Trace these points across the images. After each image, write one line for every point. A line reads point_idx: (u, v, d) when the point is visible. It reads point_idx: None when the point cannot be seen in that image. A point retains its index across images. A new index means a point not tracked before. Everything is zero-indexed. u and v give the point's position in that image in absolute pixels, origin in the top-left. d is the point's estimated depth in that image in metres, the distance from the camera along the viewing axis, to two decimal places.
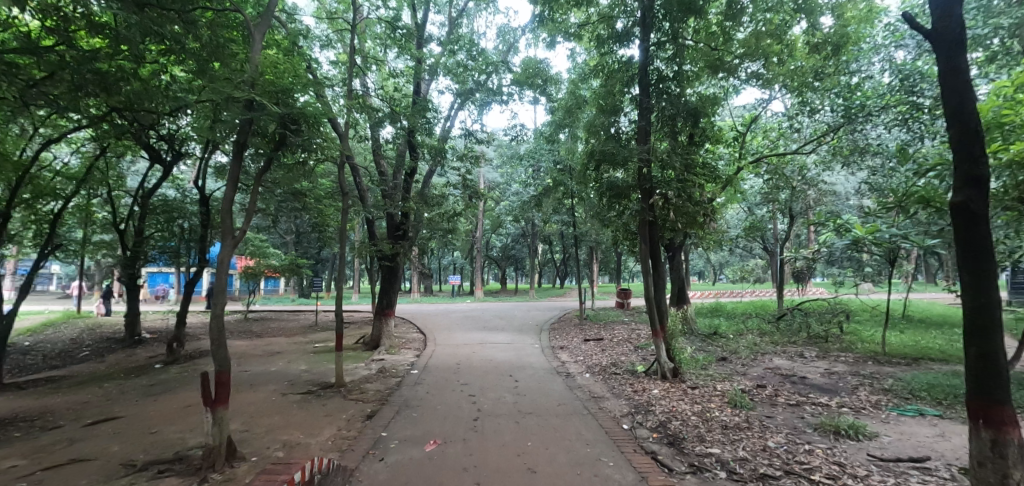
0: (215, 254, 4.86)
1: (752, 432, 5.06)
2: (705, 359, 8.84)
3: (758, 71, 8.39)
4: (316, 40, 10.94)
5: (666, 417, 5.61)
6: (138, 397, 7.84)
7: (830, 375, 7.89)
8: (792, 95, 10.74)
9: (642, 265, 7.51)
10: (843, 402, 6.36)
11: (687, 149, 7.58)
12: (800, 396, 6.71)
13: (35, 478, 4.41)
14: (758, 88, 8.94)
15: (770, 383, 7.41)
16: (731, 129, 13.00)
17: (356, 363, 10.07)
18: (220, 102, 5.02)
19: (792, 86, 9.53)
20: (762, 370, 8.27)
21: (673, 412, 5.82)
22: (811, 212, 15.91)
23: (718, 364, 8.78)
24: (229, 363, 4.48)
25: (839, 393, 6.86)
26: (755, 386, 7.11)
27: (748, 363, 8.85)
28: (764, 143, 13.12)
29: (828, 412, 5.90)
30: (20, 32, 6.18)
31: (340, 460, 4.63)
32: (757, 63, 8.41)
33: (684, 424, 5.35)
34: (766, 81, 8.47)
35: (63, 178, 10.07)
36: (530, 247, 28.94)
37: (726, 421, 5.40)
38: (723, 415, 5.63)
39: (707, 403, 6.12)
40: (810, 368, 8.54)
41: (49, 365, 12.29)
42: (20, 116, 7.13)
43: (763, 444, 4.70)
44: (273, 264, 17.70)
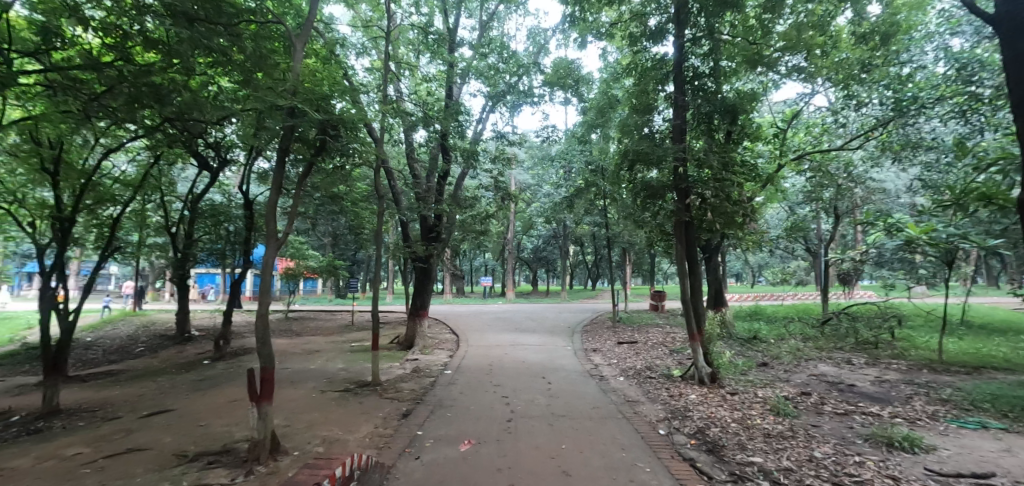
0: (260, 256, 5.07)
1: (797, 442, 4.91)
2: (745, 364, 8.62)
3: (799, 65, 8.12)
4: (352, 48, 11.20)
5: (705, 424, 5.50)
6: (188, 391, 8.24)
7: (882, 384, 7.57)
8: (836, 89, 10.33)
9: (678, 267, 7.41)
10: (896, 412, 6.08)
11: (726, 147, 7.38)
12: (849, 404, 6.45)
13: (96, 465, 4.70)
14: (801, 81, 8.67)
15: (816, 390, 7.18)
16: (771, 126, 12.61)
17: (391, 362, 10.27)
18: (266, 112, 5.26)
19: (837, 80, 9.18)
20: (806, 377, 8.01)
21: (712, 418, 5.70)
22: (859, 210, 15.24)
23: (759, 369, 8.54)
24: (273, 360, 4.64)
25: (892, 403, 6.56)
26: (799, 394, 6.89)
27: (792, 369, 8.58)
28: (806, 140, 12.74)
29: (879, 423, 5.66)
30: (84, 50, 6.67)
31: (378, 457, 4.74)
32: (798, 56, 8.15)
33: (724, 431, 5.24)
34: (808, 75, 8.19)
35: (121, 185, 10.68)
36: (562, 248, 28.81)
37: (768, 429, 5.26)
38: (765, 422, 5.48)
39: (747, 410, 5.98)
40: (859, 376, 8.18)
41: (108, 359, 13.06)
42: (82, 129, 7.65)
43: (809, 455, 4.56)
44: (312, 265, 18.22)
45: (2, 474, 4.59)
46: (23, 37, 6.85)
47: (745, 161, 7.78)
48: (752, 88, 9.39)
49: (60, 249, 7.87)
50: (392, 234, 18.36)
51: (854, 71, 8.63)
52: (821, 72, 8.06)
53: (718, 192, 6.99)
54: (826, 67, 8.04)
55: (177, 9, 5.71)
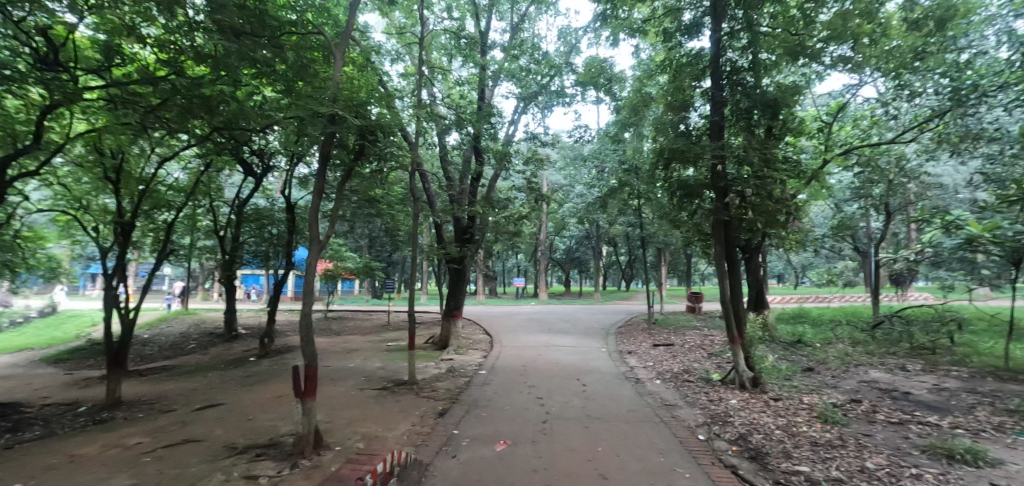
0: (304, 258, 5.27)
1: (847, 451, 4.76)
2: (790, 369, 8.37)
3: (845, 55, 7.80)
4: (387, 54, 11.52)
5: (747, 430, 5.39)
6: (235, 386, 8.63)
7: (940, 392, 7.22)
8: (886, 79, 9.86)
9: (717, 268, 7.29)
10: (957, 423, 5.80)
11: (767, 142, 7.16)
12: (903, 413, 6.18)
13: (155, 454, 5.01)
14: (847, 71, 8.36)
15: (867, 397, 6.91)
16: (814, 119, 12.23)
17: (427, 362, 10.46)
18: (308, 119, 5.47)
19: (888, 69, 8.78)
20: (856, 384, 7.72)
21: (755, 424, 5.57)
22: (913, 207, 14.56)
23: (805, 375, 8.29)
24: (316, 358, 4.82)
25: (952, 413, 6.26)
26: (849, 401, 6.65)
27: (840, 375, 8.28)
28: (855, 133, 12.38)
29: (937, 434, 5.41)
30: (141, 66, 7.14)
31: (417, 454, 4.87)
32: (844, 46, 7.83)
33: (768, 438, 5.13)
34: (855, 65, 7.88)
35: (174, 192, 11.26)
36: (595, 248, 28.59)
37: (815, 437, 5.11)
38: (811, 430, 5.33)
39: (792, 417, 5.81)
40: (915, 383, 7.81)
41: (163, 355, 13.85)
42: (141, 139, 8.16)
43: (860, 465, 4.41)
44: (350, 266, 18.71)
45: (72, 460, 4.94)
46: (87, 56, 7.35)
47: (788, 158, 7.54)
48: (793, 80, 9.09)
49: (121, 252, 8.36)
50: (426, 236, 18.63)
51: (906, 59, 8.22)
52: (870, 61, 7.68)
53: (759, 190, 6.74)
54: (876, 56, 7.68)
55: (224, 25, 6.06)
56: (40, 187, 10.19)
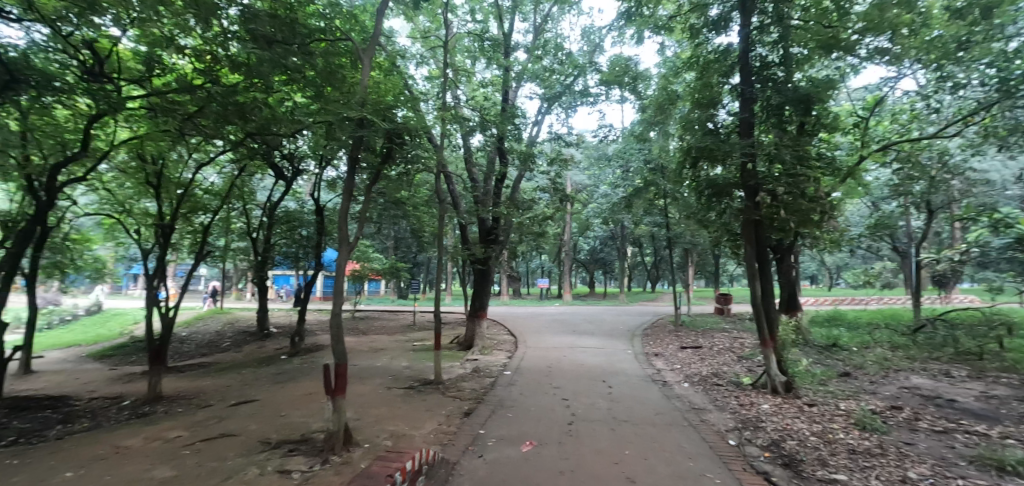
0: (334, 259, 5.39)
1: (887, 460, 4.61)
2: (825, 374, 8.15)
3: (883, 46, 7.65)
4: (412, 58, 11.70)
5: (780, 436, 5.28)
6: (268, 384, 8.89)
7: (987, 400, 6.93)
8: (927, 70, 9.49)
9: (747, 269, 7.17)
10: (1007, 433, 5.56)
11: (799, 139, 7.00)
12: (948, 422, 5.96)
13: (194, 447, 5.21)
14: (885, 63, 8.12)
15: (909, 404, 6.68)
16: (850, 114, 11.92)
17: (453, 362, 10.56)
18: (338, 124, 5.62)
19: (929, 61, 8.45)
20: (896, 390, 7.47)
21: (788, 430, 5.45)
22: (959, 205, 14.05)
23: (840, 380, 8.06)
24: (346, 356, 4.92)
25: (1001, 422, 6.00)
26: (889, 408, 6.45)
27: (879, 381, 8.03)
28: (893, 128, 11.98)
29: (986, 444, 5.19)
30: (180, 75, 7.45)
31: (444, 453, 4.94)
32: (882, 37, 7.66)
33: (802, 445, 5.01)
34: (894, 56, 7.77)
35: (210, 196, 11.65)
36: (620, 249, 28.36)
37: (853, 445, 4.97)
38: (849, 437, 5.18)
39: (828, 423, 5.66)
40: (960, 390, 7.51)
41: (200, 352, 14.36)
42: (179, 145, 8.48)
43: (902, 475, 4.27)
44: (376, 267, 19.02)
45: (117, 452, 5.17)
46: (130, 67, 7.69)
47: (822, 155, 7.35)
48: (827, 75, 8.89)
49: (161, 254, 8.70)
50: (451, 237, 18.81)
51: (949, 50, 7.89)
52: (909, 53, 7.58)
53: (791, 188, 6.59)
54: (915, 47, 7.54)
55: (257, 33, 6.30)
56: (86, 192, 10.71)
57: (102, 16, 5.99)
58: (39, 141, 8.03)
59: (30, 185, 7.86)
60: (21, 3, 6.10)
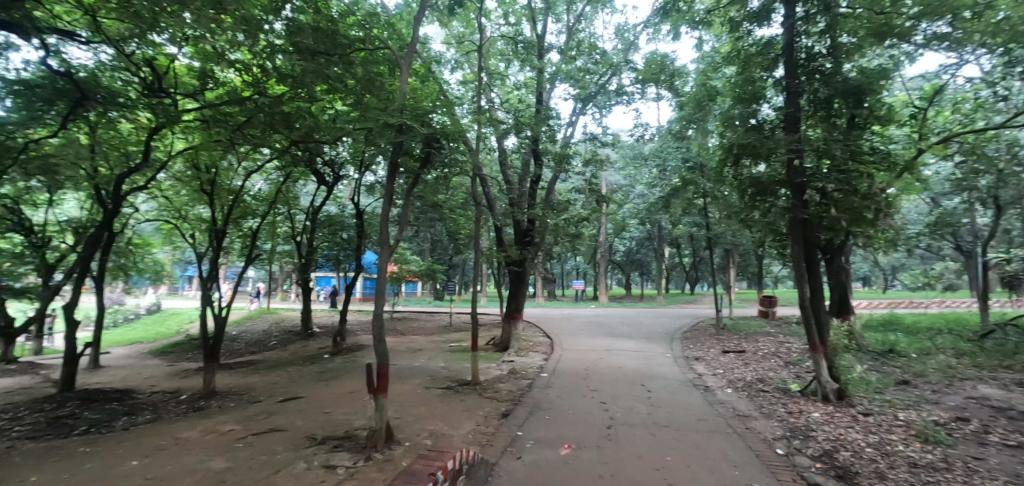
0: (375, 261, 5.52)
1: (952, 475, 4.36)
2: (882, 382, 7.78)
3: (941, 31, 7.18)
4: (447, 63, 11.89)
5: (832, 447, 5.07)
6: (312, 381, 9.21)
7: None
8: (994, 55, 8.80)
9: (794, 270, 6.95)
10: None
11: (850, 133, 6.70)
12: (1022, 436, 5.58)
13: (246, 441, 5.46)
14: (945, 50, 7.62)
15: (977, 416, 6.29)
16: (906, 105, 11.26)
17: (489, 363, 10.66)
18: (378, 131, 5.76)
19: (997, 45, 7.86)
20: (962, 400, 7.05)
21: (842, 441, 5.23)
22: None
23: (898, 388, 7.68)
24: (388, 356, 5.04)
25: None
26: (954, 419, 6.09)
27: (942, 390, 7.59)
28: (954, 118, 11.24)
29: None
30: (230, 87, 7.83)
31: (483, 453, 5.00)
32: (941, 21, 7.19)
33: (857, 457, 4.80)
34: (955, 42, 7.26)
35: (258, 201, 12.17)
36: (658, 251, 27.88)
37: (914, 458, 4.72)
38: (909, 450, 4.93)
39: (886, 434, 5.40)
40: None
41: (249, 350, 15.01)
42: (230, 154, 8.91)
43: None
44: (413, 269, 19.35)
45: (177, 442, 5.48)
46: (185, 82, 8.14)
47: (876, 150, 6.98)
48: (880, 64, 8.41)
49: (214, 257, 9.13)
50: (487, 239, 18.94)
51: None
52: (973, 37, 7.04)
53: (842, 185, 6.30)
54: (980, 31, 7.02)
55: (301, 46, 6.56)
56: (147, 200, 11.41)
57: (160, 36, 6.35)
58: (106, 153, 8.59)
59: (98, 194, 8.41)
60: (91, 27, 6.56)
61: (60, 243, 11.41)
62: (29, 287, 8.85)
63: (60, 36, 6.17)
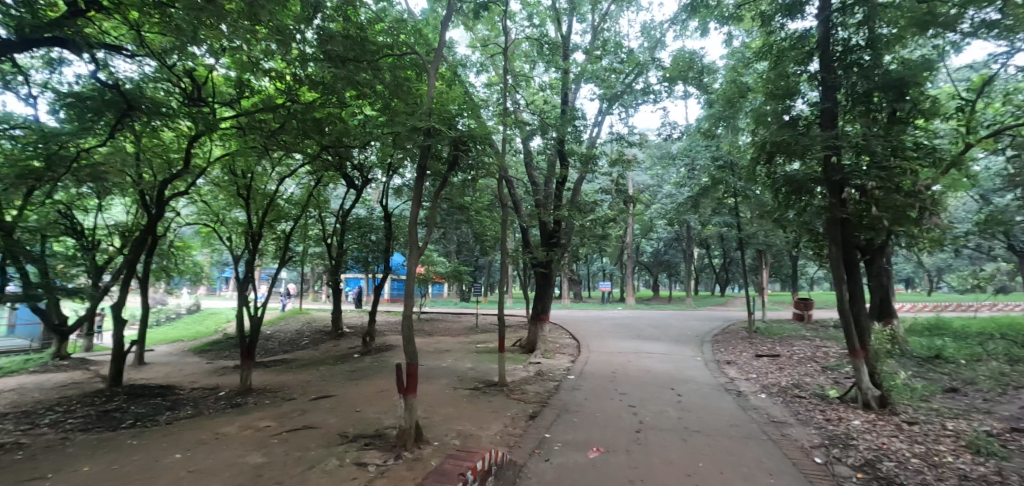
0: (404, 263, 5.60)
1: None
2: (928, 390, 7.45)
3: (990, 19, 6.83)
4: (472, 66, 11.99)
5: (874, 456, 4.90)
6: (343, 380, 9.39)
7: None
8: None
9: (833, 272, 6.75)
10: None
11: (892, 128, 6.45)
12: None
13: (281, 437, 5.62)
14: (994, 39, 7.24)
15: None
16: (951, 98, 10.76)
17: (516, 364, 10.67)
18: (406, 135, 5.84)
19: None
20: (1017, 410, 6.69)
21: (885, 450, 5.05)
22: None
23: (947, 396, 7.34)
24: (417, 356, 5.11)
25: None
26: (1008, 430, 5.79)
27: (994, 399, 7.22)
28: (1005, 110, 10.68)
29: None
30: (264, 95, 8.07)
31: (511, 455, 5.02)
32: (989, 9, 6.85)
33: (902, 468, 4.63)
34: (1004, 30, 6.90)
35: (291, 205, 12.50)
36: (687, 251, 27.35)
37: (965, 471, 4.52)
38: (959, 462, 4.71)
39: (933, 445, 5.18)
40: None
41: (282, 349, 15.41)
42: (264, 159, 9.18)
43: None
44: (440, 270, 19.51)
45: (217, 437, 5.69)
46: (222, 92, 8.42)
47: (920, 145, 6.69)
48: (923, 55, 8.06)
49: (250, 259, 9.41)
50: (513, 241, 18.94)
51: None
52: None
53: (883, 182, 6.16)
54: None
55: (331, 53, 6.71)
56: (187, 204, 11.85)
57: (199, 49, 6.59)
58: (150, 160, 8.98)
59: (143, 199, 8.79)
60: (136, 41, 6.85)
61: (109, 246, 11.98)
62: (81, 287, 9.33)
63: (108, 51, 6.47)
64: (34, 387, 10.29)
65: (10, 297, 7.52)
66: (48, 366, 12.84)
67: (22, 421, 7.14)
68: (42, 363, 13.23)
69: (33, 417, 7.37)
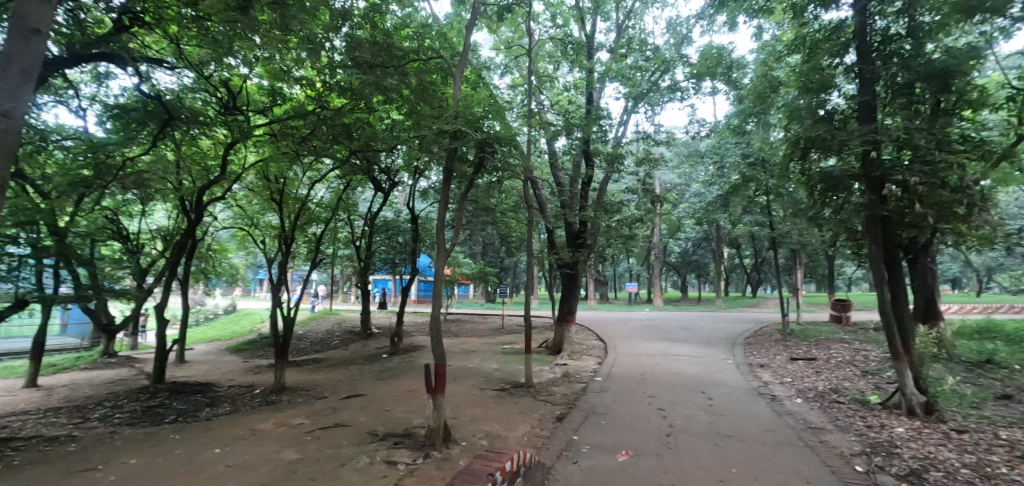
0: (432, 263, 5.65)
1: None
2: (978, 396, 7.12)
3: None
4: (496, 68, 12.05)
5: (920, 466, 4.71)
6: (373, 380, 9.56)
7: None
8: None
9: (874, 272, 6.54)
10: None
11: (936, 121, 6.19)
12: None
13: (314, 434, 5.77)
14: None
15: None
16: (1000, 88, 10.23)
17: (542, 366, 10.68)
18: (433, 138, 5.93)
19: None
20: None
21: (932, 460, 4.85)
22: None
23: (998, 403, 7.00)
24: (445, 357, 5.16)
25: None
26: None
27: None
28: None
29: None
30: (296, 102, 8.27)
31: (539, 456, 5.03)
32: None
33: (949, 478, 4.43)
34: None
35: (321, 209, 12.77)
36: (716, 251, 26.80)
37: (1019, 482, 4.30)
38: (1013, 472, 4.49)
39: (984, 454, 4.95)
40: None
41: (313, 349, 15.79)
42: (296, 165, 9.42)
43: None
44: (466, 272, 19.63)
45: (254, 433, 5.86)
46: (255, 100, 8.66)
47: (967, 138, 6.41)
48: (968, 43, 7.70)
49: (283, 261, 9.65)
50: (538, 242, 18.92)
51: None
52: None
53: (926, 178, 5.95)
54: None
55: (360, 59, 6.83)
56: (223, 209, 12.25)
57: (234, 59, 6.82)
58: (189, 167, 9.33)
59: (183, 204, 9.13)
60: (176, 54, 7.17)
61: (151, 249, 12.48)
62: (126, 288, 9.75)
63: (150, 64, 6.77)
64: (85, 383, 10.80)
65: (62, 297, 7.88)
66: (96, 363, 13.46)
67: (73, 415, 7.50)
68: (92, 360, 13.87)
69: (84, 411, 7.74)
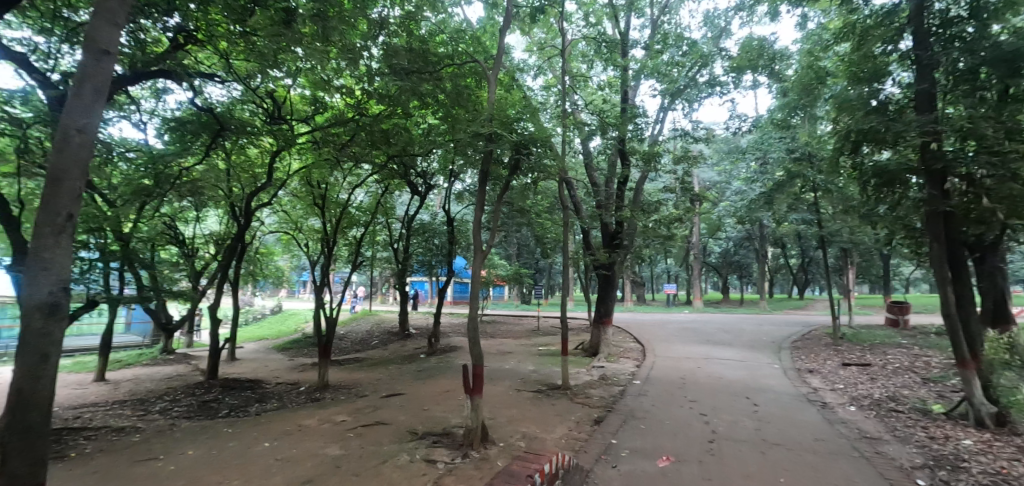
0: (469, 265, 5.67)
1: None
2: None
3: None
4: (530, 70, 12.04)
5: (991, 481, 4.39)
6: (412, 380, 9.70)
7: None
8: None
9: (936, 272, 6.16)
10: None
11: (1003, 109, 5.77)
12: None
13: (356, 431, 5.90)
14: None
15: None
16: None
17: (579, 368, 10.58)
18: (468, 140, 5.96)
19: None
20: None
21: (1004, 475, 4.51)
22: None
23: None
24: (482, 358, 5.17)
25: None
26: None
27: None
28: None
29: None
30: (336, 110, 8.50)
31: (578, 459, 4.98)
32: None
33: None
34: None
35: (361, 213, 13.07)
36: (759, 251, 25.93)
37: None
38: None
39: None
40: None
41: (354, 348, 16.19)
42: (337, 170, 9.67)
43: None
44: (502, 272, 19.66)
45: (300, 429, 6.04)
46: (298, 109, 8.94)
47: None
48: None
49: (325, 264, 9.91)
50: (574, 242, 18.75)
51: None
52: None
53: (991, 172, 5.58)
54: None
55: (397, 65, 6.95)
56: (269, 213, 12.70)
57: (279, 71, 7.07)
58: (238, 175, 9.72)
59: (233, 210, 9.52)
60: (225, 68, 7.47)
61: (205, 253, 13.09)
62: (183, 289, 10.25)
63: (203, 78, 7.11)
64: (147, 378, 11.42)
65: (126, 297, 8.37)
66: (156, 359, 14.23)
67: (136, 408, 7.94)
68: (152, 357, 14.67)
69: (146, 404, 8.18)
